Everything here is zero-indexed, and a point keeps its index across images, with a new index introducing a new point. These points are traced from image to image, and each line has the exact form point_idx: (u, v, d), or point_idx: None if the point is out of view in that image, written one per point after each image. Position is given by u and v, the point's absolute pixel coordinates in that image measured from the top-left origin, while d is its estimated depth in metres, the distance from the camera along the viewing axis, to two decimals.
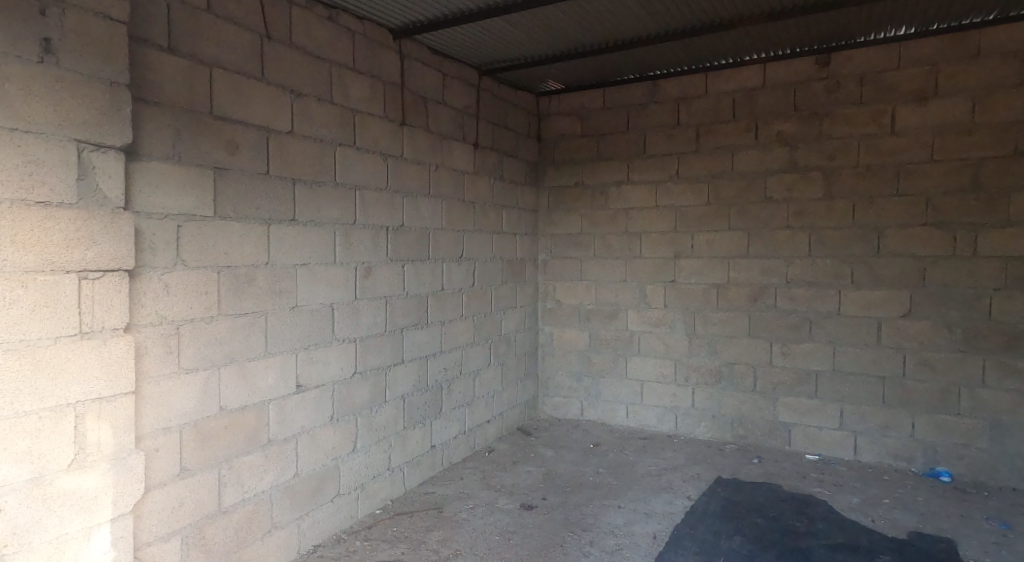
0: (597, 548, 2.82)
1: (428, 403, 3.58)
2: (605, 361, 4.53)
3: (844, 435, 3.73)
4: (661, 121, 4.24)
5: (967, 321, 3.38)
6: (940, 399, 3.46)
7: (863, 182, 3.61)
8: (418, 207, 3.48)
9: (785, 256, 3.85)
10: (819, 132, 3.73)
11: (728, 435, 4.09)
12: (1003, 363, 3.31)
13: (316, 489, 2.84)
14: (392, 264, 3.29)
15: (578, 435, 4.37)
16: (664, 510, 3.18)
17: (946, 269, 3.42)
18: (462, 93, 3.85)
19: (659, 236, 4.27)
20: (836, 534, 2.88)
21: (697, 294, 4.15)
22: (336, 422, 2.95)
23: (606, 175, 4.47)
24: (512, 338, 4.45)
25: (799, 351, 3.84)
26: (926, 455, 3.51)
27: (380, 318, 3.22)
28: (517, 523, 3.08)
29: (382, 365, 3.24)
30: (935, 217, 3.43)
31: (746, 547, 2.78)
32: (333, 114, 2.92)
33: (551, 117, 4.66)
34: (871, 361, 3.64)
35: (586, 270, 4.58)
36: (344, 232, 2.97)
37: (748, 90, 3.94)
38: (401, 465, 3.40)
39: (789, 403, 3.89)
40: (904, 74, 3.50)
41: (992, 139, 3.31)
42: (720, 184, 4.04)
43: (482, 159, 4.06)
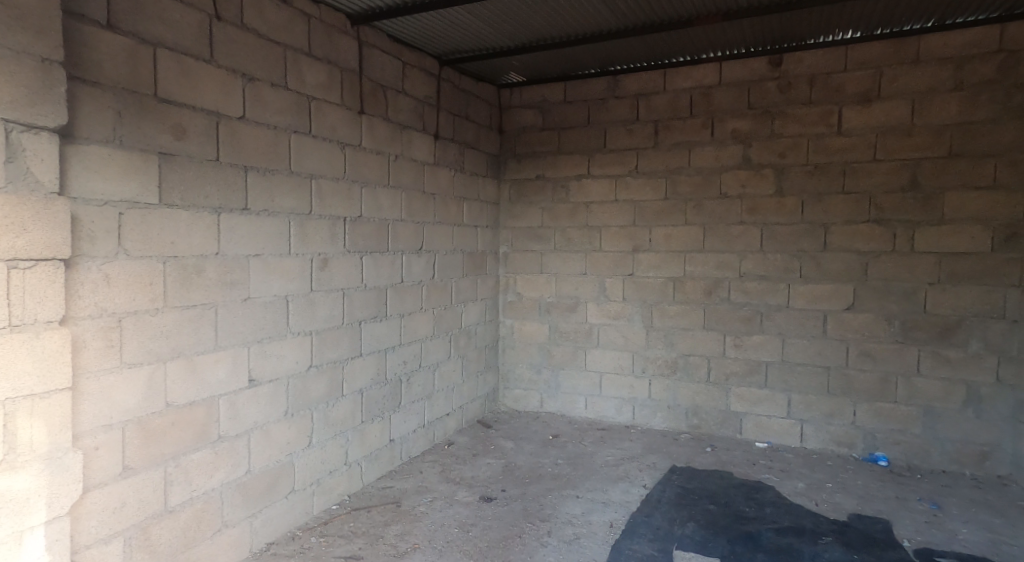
0: (555, 538, 2.85)
1: (387, 396, 3.54)
2: (564, 353, 4.58)
3: (791, 423, 3.89)
4: (620, 117, 4.28)
5: (906, 314, 3.57)
6: (879, 388, 3.65)
7: (812, 180, 3.75)
8: (377, 198, 3.41)
9: (739, 251, 3.97)
10: (771, 130, 3.84)
11: (683, 424, 4.20)
12: (936, 353, 3.51)
13: (270, 486, 2.77)
14: (350, 256, 3.22)
15: (538, 427, 4.40)
16: (621, 499, 3.24)
17: (887, 264, 3.60)
18: (422, 83, 3.79)
19: (618, 230, 4.34)
20: (783, 518, 3.01)
21: (655, 287, 4.23)
22: (291, 417, 2.88)
23: (566, 168, 4.49)
24: (473, 331, 4.44)
25: (750, 343, 3.97)
26: (866, 441, 3.70)
27: (338, 311, 3.16)
28: (476, 515, 3.09)
29: (340, 359, 3.17)
30: (877, 214, 3.60)
31: (698, 533, 2.87)
32: (287, 100, 2.82)
33: (513, 109, 4.65)
34: (817, 352, 3.80)
35: (547, 263, 4.60)
36: (299, 222, 2.89)
37: (704, 87, 4.02)
38: (359, 459, 3.35)
39: (740, 393, 4.02)
40: (850, 76, 3.64)
41: (930, 141, 3.48)
42: (677, 180, 4.13)
43: (443, 151, 4.02)
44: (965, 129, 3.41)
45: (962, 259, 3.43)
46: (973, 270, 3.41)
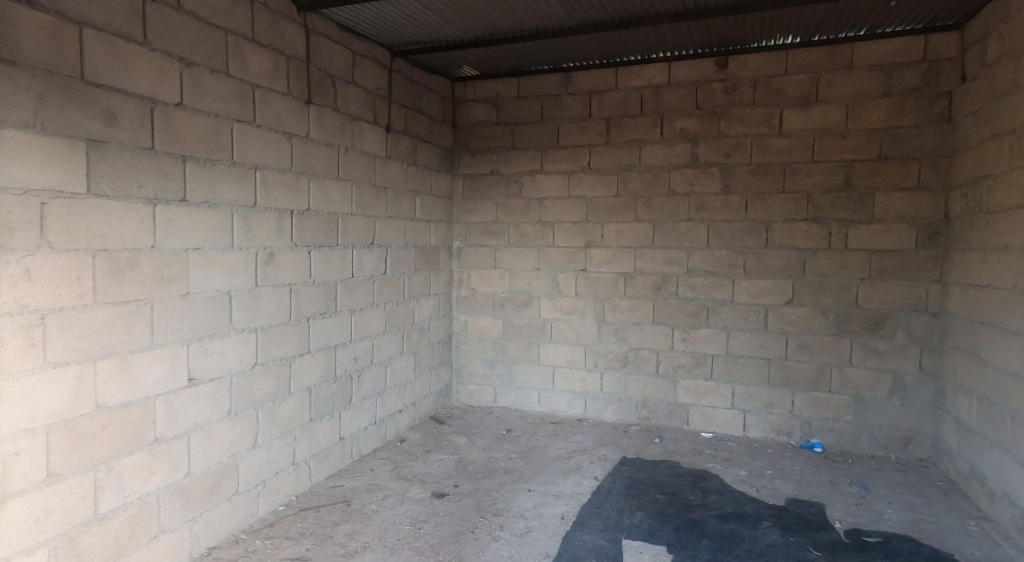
0: (507, 532, 2.87)
1: (336, 394, 3.46)
2: (518, 348, 4.59)
3: (734, 413, 4.04)
4: (573, 113, 4.32)
5: (840, 308, 3.76)
6: (815, 378, 3.84)
7: (755, 179, 3.90)
8: (326, 191, 3.32)
9: (686, 247, 4.09)
10: (717, 131, 3.97)
11: (633, 416, 4.30)
12: (866, 345, 3.73)
13: (211, 488, 2.66)
14: (297, 250, 3.12)
15: (491, 422, 4.41)
16: (572, 491, 3.29)
17: (823, 260, 3.78)
18: (373, 74, 3.71)
19: (571, 226, 4.38)
20: (725, 505, 3.13)
21: (606, 282, 4.30)
22: (234, 416, 2.77)
23: (519, 164, 4.50)
24: (426, 326, 4.39)
25: (697, 336, 4.09)
26: (803, 429, 3.89)
27: (285, 307, 3.06)
28: (428, 512, 3.06)
29: (286, 356, 3.08)
30: (815, 213, 3.77)
31: (646, 522, 2.94)
32: (228, 87, 2.70)
33: (466, 103, 4.62)
34: (758, 345, 3.96)
35: (500, 258, 4.60)
36: (243, 215, 2.78)
37: (654, 86, 4.10)
38: (307, 459, 3.26)
39: (687, 385, 4.14)
40: (790, 80, 3.80)
41: (863, 144, 3.67)
42: (628, 177, 4.20)
43: (395, 143, 3.95)
44: (893, 133, 3.61)
45: (890, 256, 3.65)
46: (899, 266, 3.64)
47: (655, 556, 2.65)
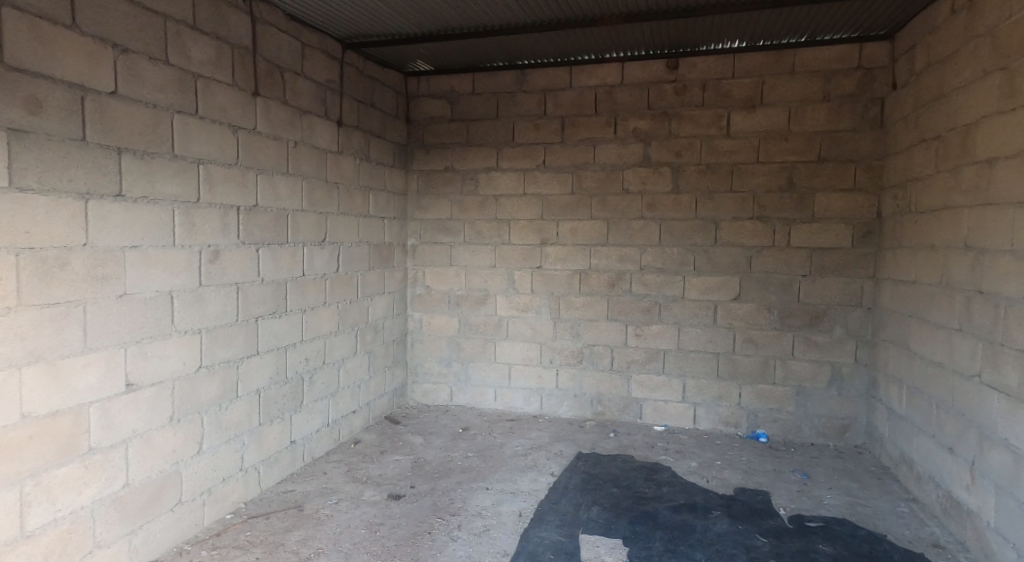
0: (465, 531, 2.85)
1: (287, 396, 3.35)
2: (474, 346, 4.58)
3: (685, 407, 4.15)
4: (528, 111, 4.34)
5: (783, 303, 3.92)
6: (761, 370, 3.99)
7: (704, 179, 4.01)
8: (275, 187, 3.21)
9: (639, 245, 4.17)
10: (668, 131, 4.06)
11: (588, 412, 4.36)
12: (808, 338, 3.90)
13: (152, 499, 2.53)
14: (244, 248, 3.00)
15: (447, 420, 4.38)
16: (529, 488, 3.30)
17: (767, 257, 3.93)
18: (323, 67, 3.61)
19: (526, 224, 4.39)
20: (678, 496, 3.21)
21: (561, 279, 4.34)
22: (177, 422, 2.64)
23: (474, 161, 4.48)
24: (380, 325, 4.32)
25: (650, 332, 4.18)
26: (749, 420, 4.03)
27: (232, 307, 2.94)
28: (384, 514, 3.01)
29: (234, 358, 2.96)
30: (760, 212, 3.92)
31: (602, 516, 2.99)
32: (168, 76, 2.57)
33: (420, 99, 4.56)
34: (708, 340, 4.08)
35: (456, 256, 4.57)
36: (185, 210, 2.65)
37: (607, 86, 4.16)
38: (257, 464, 3.15)
39: (640, 380, 4.23)
40: (736, 83, 3.93)
41: (804, 146, 3.84)
42: (582, 175, 4.25)
43: (346, 139, 3.86)
44: (831, 136, 3.79)
45: (829, 253, 3.83)
46: (837, 263, 3.82)
47: (612, 550, 2.69)
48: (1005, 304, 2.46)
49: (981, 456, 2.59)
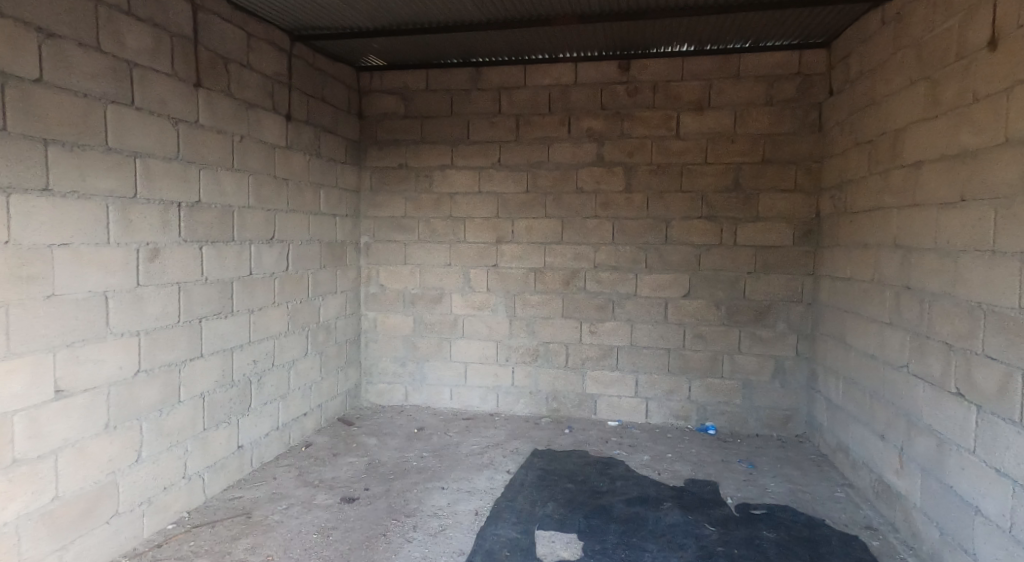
0: (420, 532, 2.82)
1: (234, 400, 3.23)
2: (429, 345, 4.53)
3: (638, 401, 4.24)
4: (483, 109, 4.32)
5: (731, 300, 4.06)
6: (710, 365, 4.12)
7: (655, 178, 4.10)
8: (219, 182, 3.09)
9: (593, 243, 4.22)
10: (621, 131, 4.13)
11: (544, 409, 4.40)
12: (753, 334, 4.05)
13: (86, 511, 2.39)
14: (187, 246, 2.87)
15: (402, 421, 4.32)
16: (486, 486, 3.30)
17: (716, 255, 4.06)
18: (271, 58, 3.50)
19: (481, 222, 4.38)
20: (631, 489, 3.27)
21: (517, 278, 4.35)
22: (113, 430, 2.50)
23: (428, 158, 4.43)
24: (332, 325, 4.22)
25: (604, 329, 4.25)
26: (699, 413, 4.16)
27: (173, 308, 2.81)
28: (337, 518, 2.95)
29: (176, 361, 2.83)
30: (708, 211, 4.04)
31: (558, 511, 3.01)
32: (101, 64, 2.43)
33: (373, 94, 4.48)
34: (659, 336, 4.18)
35: (410, 254, 4.51)
36: (121, 206, 2.52)
37: (561, 86, 4.20)
38: (201, 471, 3.02)
39: (595, 376, 4.29)
40: (686, 86, 4.03)
41: (749, 148, 3.98)
42: (537, 173, 4.27)
43: (296, 134, 3.74)
44: (774, 139, 3.94)
45: (773, 252, 3.99)
46: (780, 261, 3.98)
47: (567, 544, 2.72)
48: (930, 299, 2.63)
49: (908, 442, 2.76)
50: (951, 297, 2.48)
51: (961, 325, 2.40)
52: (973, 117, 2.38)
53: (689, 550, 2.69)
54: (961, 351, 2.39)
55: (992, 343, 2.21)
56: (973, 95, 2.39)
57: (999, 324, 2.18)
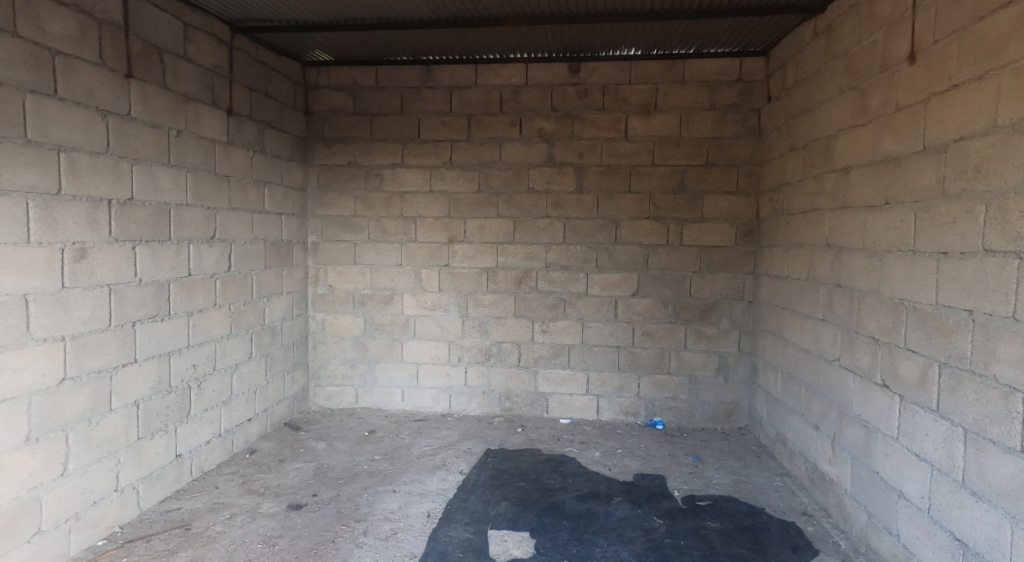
0: (371, 537, 2.77)
1: (172, 406, 3.08)
2: (380, 347, 4.46)
3: (589, 399, 4.31)
4: (433, 108, 4.29)
5: (677, 298, 4.18)
6: (658, 361, 4.22)
7: (605, 179, 4.17)
8: (154, 179, 2.93)
9: (545, 242, 4.26)
10: (571, 132, 4.18)
11: (496, 408, 4.40)
12: (698, 331, 4.18)
13: (5, 531, 2.23)
14: (118, 246, 2.72)
15: (352, 424, 4.24)
16: (438, 488, 3.27)
17: (663, 255, 4.17)
18: (209, 50, 3.35)
19: (433, 221, 4.34)
20: (582, 485, 3.32)
21: (469, 277, 4.34)
22: (35, 442, 2.34)
23: (378, 156, 4.35)
24: (278, 327, 4.08)
25: (555, 328, 4.29)
26: (648, 409, 4.26)
27: (103, 311, 2.65)
28: (283, 526, 2.86)
29: (106, 368, 2.67)
30: (655, 212, 4.15)
31: (511, 510, 3.03)
32: (19, 50, 2.27)
33: (320, 90, 4.37)
34: (609, 334, 4.25)
35: (360, 254, 4.42)
36: (43, 203, 2.36)
37: (512, 86, 4.21)
38: (135, 482, 2.86)
39: (547, 375, 4.33)
40: (633, 89, 4.12)
41: (694, 151, 4.10)
42: (488, 173, 4.27)
43: (238, 129, 3.60)
44: (717, 142, 4.08)
45: (716, 251, 4.13)
46: (724, 260, 4.13)
47: (519, 543, 2.74)
48: (859, 296, 2.78)
49: (840, 432, 2.92)
50: (877, 294, 2.63)
51: (886, 320, 2.56)
52: (895, 125, 2.53)
53: (638, 543, 2.76)
54: (886, 345, 2.55)
55: (912, 337, 2.36)
56: (895, 105, 2.54)
57: (919, 319, 2.33)
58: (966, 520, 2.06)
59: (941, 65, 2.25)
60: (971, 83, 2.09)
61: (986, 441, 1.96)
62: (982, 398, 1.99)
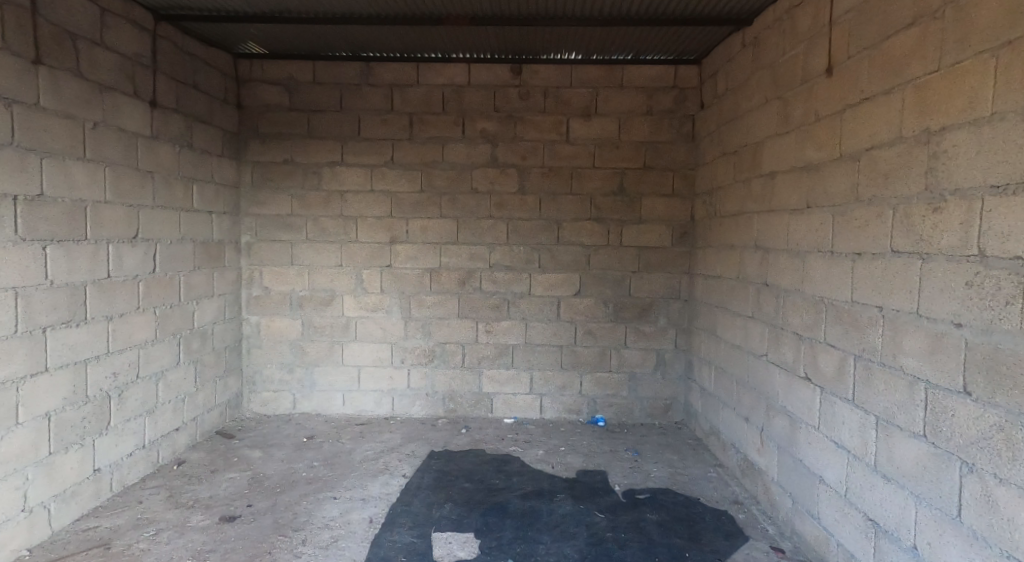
0: (310, 546, 2.69)
1: (89, 418, 2.88)
2: (319, 350, 4.33)
3: (533, 398, 4.35)
4: (373, 105, 4.21)
5: (618, 298, 4.28)
6: (599, 359, 4.31)
7: (546, 181, 4.23)
8: (67, 173, 2.73)
9: (488, 243, 4.26)
10: (513, 133, 4.21)
11: (440, 410, 4.37)
12: (638, 329, 4.30)
13: None
14: (25, 246, 2.52)
15: (291, 430, 4.10)
16: (380, 492, 3.21)
17: (603, 255, 4.26)
18: (130, 38, 3.16)
19: (374, 221, 4.26)
20: (526, 484, 3.35)
21: (412, 278, 4.28)
22: None
23: (316, 154, 4.23)
24: (209, 331, 3.89)
25: (499, 328, 4.31)
26: (590, 407, 4.34)
27: (8, 317, 2.45)
28: (215, 539, 2.73)
29: (12, 379, 2.47)
30: (596, 213, 4.23)
31: (455, 512, 3.01)
32: None
33: (253, 84, 4.20)
34: (552, 334, 4.30)
35: (297, 254, 4.28)
36: None
37: (454, 86, 4.19)
38: (46, 501, 2.66)
39: (491, 375, 4.34)
40: (574, 92, 4.19)
41: (632, 154, 4.21)
42: (431, 173, 4.23)
43: (163, 122, 3.41)
44: (654, 147, 4.21)
45: (654, 252, 4.26)
46: (661, 260, 4.26)
47: (464, 544, 2.73)
48: (784, 294, 2.94)
49: (768, 423, 3.07)
50: (800, 292, 2.79)
51: (808, 317, 2.72)
52: (815, 134, 2.69)
53: (581, 538, 2.80)
54: (808, 340, 2.70)
55: (831, 332, 2.52)
56: (815, 115, 2.70)
57: (837, 315, 2.49)
58: (877, 501, 2.21)
59: (855, 80, 2.41)
60: (880, 97, 2.24)
61: (895, 427, 2.12)
62: (890, 388, 2.15)
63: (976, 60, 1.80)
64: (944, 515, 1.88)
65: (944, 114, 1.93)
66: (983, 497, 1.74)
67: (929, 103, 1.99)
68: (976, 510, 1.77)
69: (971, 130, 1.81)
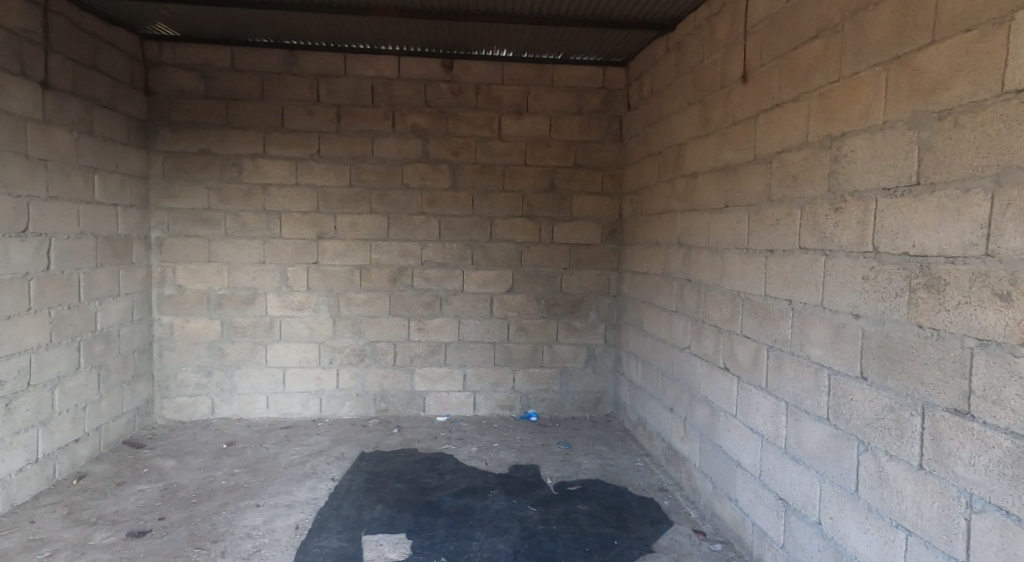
0: (230, 557, 2.57)
1: None
2: (240, 351, 4.14)
3: (466, 395, 4.34)
4: (298, 96, 4.05)
5: (549, 294, 4.34)
6: (531, 355, 4.36)
7: (478, 177, 4.22)
8: None
9: (420, 240, 4.21)
10: (444, 129, 4.17)
11: (371, 410, 4.28)
12: (569, 324, 4.38)
13: None
14: None
15: (209, 436, 3.89)
16: (307, 498, 3.11)
17: (535, 252, 4.31)
18: (18, 11, 2.89)
19: (299, 217, 4.11)
20: (459, 481, 3.34)
21: (340, 276, 4.17)
22: None
23: (236, 145, 4.02)
24: (114, 334, 3.64)
25: (432, 326, 4.27)
26: (523, 402, 4.39)
27: None
28: (122, 557, 2.55)
29: None
30: (528, 210, 4.27)
31: (386, 513, 2.96)
32: None
33: (164, 68, 3.95)
34: (485, 330, 4.31)
35: (215, 251, 4.07)
36: None
37: (384, 78, 4.11)
38: None
39: (423, 373, 4.30)
40: (505, 89, 4.21)
41: (562, 152, 4.28)
42: (360, 167, 4.13)
43: (58, 106, 3.15)
44: (583, 146, 4.30)
45: (584, 249, 4.35)
46: (591, 257, 4.36)
47: (395, 545, 2.68)
48: (705, 289, 3.08)
49: (690, 412, 3.21)
50: (719, 287, 2.93)
51: (726, 311, 2.86)
52: (732, 136, 2.83)
53: (513, 533, 2.83)
54: (726, 333, 2.85)
55: (747, 325, 2.66)
56: (732, 119, 2.84)
57: (752, 308, 2.63)
58: (787, 481, 2.37)
59: (767, 87, 2.56)
60: (789, 103, 2.39)
61: (802, 412, 2.27)
62: (799, 375, 2.30)
63: (871, 72, 1.94)
64: (843, 491, 2.04)
65: (844, 121, 2.07)
66: (877, 473, 1.89)
67: (831, 111, 2.14)
68: (870, 485, 1.92)
69: (867, 137, 1.96)
